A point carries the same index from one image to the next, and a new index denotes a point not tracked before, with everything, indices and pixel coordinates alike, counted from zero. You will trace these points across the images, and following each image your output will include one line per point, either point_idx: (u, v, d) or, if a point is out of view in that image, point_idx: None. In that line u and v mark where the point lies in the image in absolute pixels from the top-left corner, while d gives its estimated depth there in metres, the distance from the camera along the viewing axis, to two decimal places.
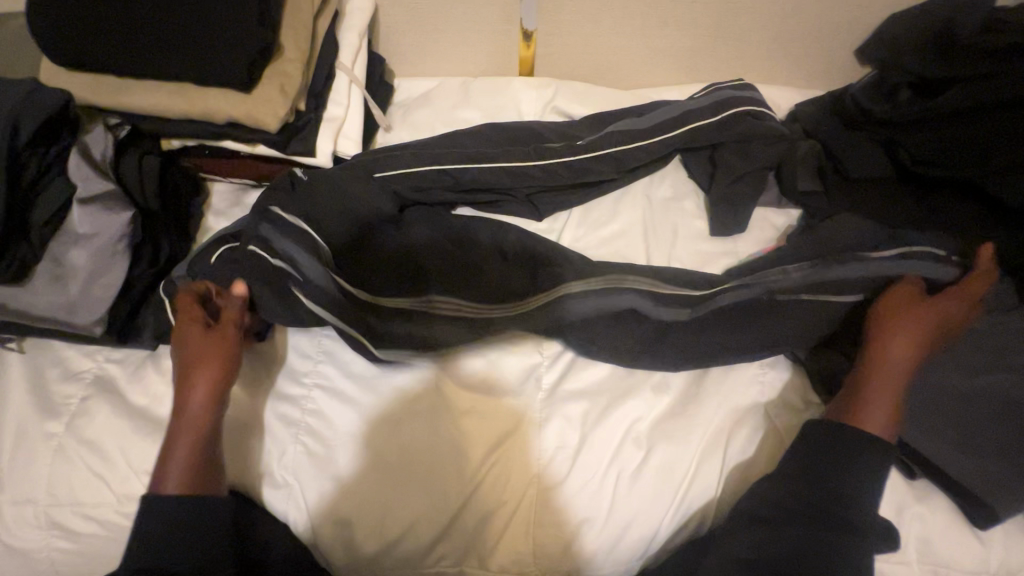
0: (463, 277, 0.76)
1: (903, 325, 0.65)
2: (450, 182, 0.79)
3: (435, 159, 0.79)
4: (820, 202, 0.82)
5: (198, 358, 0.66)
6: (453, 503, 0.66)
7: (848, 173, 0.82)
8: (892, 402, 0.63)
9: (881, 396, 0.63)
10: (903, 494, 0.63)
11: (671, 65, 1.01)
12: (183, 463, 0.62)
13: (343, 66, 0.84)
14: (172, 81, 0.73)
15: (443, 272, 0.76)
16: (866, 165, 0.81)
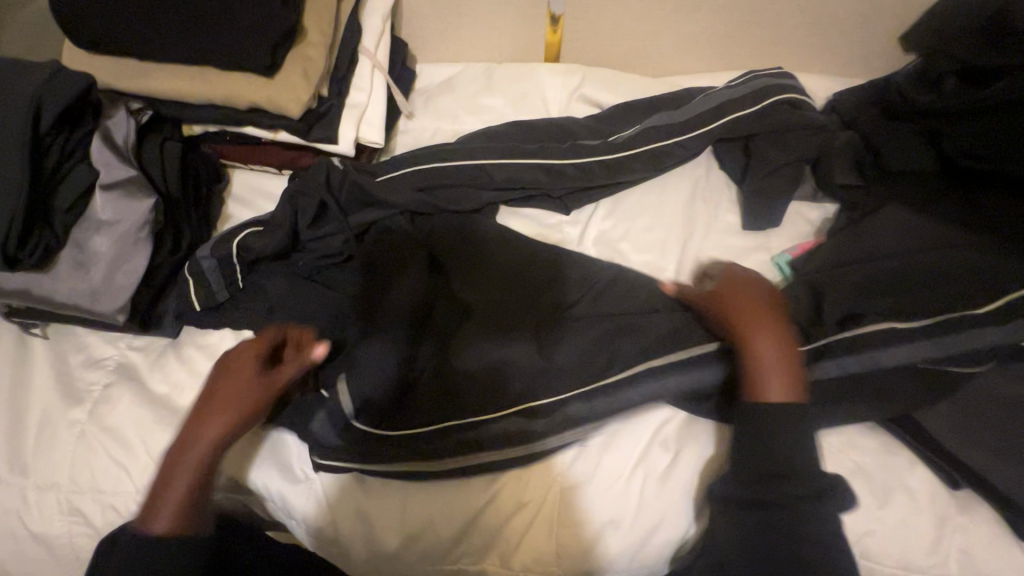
0: (476, 276, 0.74)
1: (732, 296, 0.63)
2: (470, 179, 0.78)
3: (461, 152, 0.79)
4: (869, 198, 0.76)
5: (231, 393, 0.60)
6: (473, 502, 0.65)
7: (882, 168, 0.78)
8: (784, 365, 0.58)
9: (763, 362, 0.59)
10: (946, 504, 0.59)
11: (704, 52, 0.97)
12: (180, 502, 0.57)
13: (366, 50, 0.82)
14: (193, 65, 0.71)
15: (458, 275, 0.74)
16: (908, 159, 0.77)
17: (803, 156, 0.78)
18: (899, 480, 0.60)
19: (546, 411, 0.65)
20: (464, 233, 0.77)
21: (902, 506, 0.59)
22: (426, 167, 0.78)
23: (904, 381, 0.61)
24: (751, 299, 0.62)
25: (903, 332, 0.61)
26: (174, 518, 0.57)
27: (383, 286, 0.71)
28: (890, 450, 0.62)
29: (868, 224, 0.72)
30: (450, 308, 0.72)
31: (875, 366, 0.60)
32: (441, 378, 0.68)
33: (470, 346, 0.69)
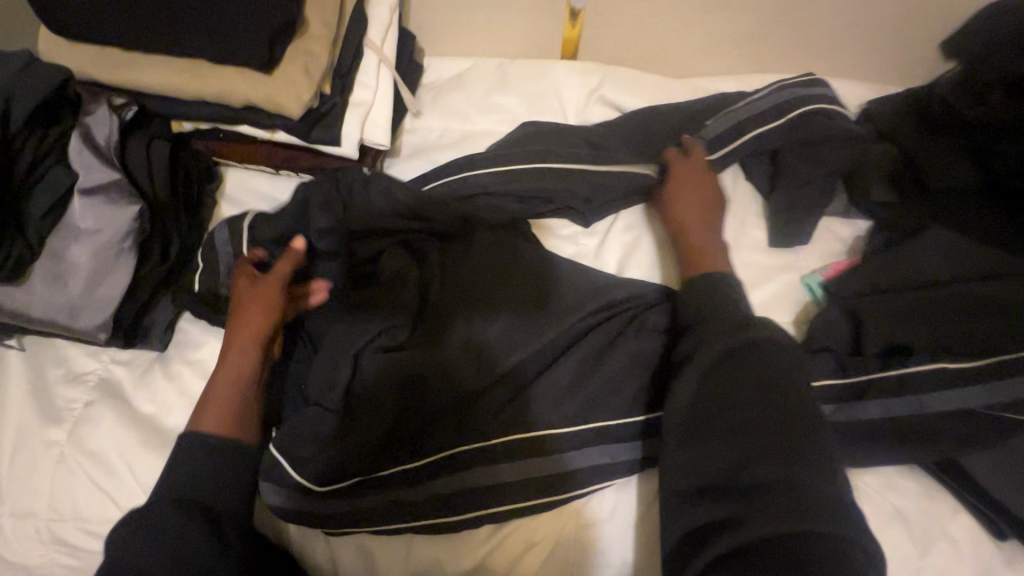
0: (488, 286, 0.66)
1: (684, 186, 0.73)
2: (488, 192, 0.74)
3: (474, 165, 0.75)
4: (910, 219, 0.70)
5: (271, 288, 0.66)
6: (483, 542, 0.61)
7: (927, 189, 0.72)
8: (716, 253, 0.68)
9: (714, 266, 0.67)
10: (990, 556, 0.55)
11: (730, 53, 0.91)
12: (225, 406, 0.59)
13: (372, 43, 0.76)
14: (183, 57, 0.65)
15: (468, 284, 0.67)
16: (955, 180, 0.71)
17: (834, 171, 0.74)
18: (940, 526, 0.56)
19: (566, 463, 0.60)
20: (469, 241, 0.70)
21: (942, 554, 0.55)
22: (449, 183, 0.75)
23: (946, 426, 0.57)
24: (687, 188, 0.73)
25: (950, 381, 0.58)
26: (221, 423, 0.58)
27: (395, 312, 0.64)
28: (931, 494, 0.58)
29: (910, 248, 0.67)
30: (464, 322, 0.65)
31: (922, 412, 0.58)
32: (455, 404, 0.62)
33: (487, 360, 0.63)
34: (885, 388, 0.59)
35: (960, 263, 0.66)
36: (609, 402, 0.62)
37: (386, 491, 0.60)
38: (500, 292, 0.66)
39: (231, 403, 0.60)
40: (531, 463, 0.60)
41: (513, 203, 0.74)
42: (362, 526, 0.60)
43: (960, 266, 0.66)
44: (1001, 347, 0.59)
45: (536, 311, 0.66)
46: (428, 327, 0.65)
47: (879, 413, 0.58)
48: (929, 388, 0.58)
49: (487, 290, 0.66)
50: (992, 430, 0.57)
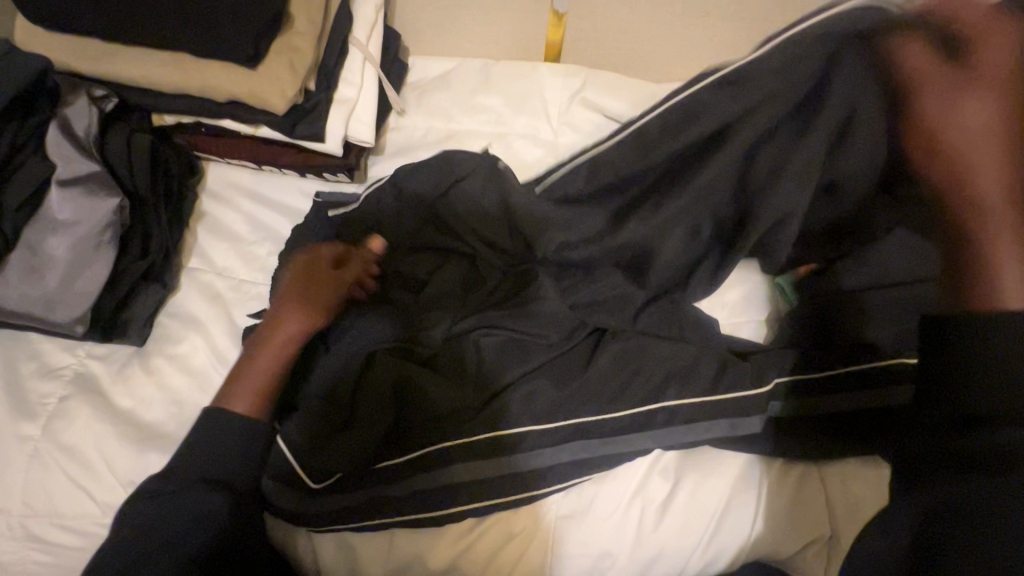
0: (466, 296, 0.69)
1: (957, 131, 0.47)
2: (467, 197, 0.71)
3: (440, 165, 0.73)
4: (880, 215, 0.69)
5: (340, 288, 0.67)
6: (464, 533, 0.62)
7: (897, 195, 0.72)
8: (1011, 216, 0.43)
9: (995, 243, 0.43)
10: None
11: (708, 59, 0.94)
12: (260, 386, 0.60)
13: (357, 41, 0.77)
14: (163, 50, 0.65)
15: (449, 290, 0.69)
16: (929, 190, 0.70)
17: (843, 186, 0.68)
18: None
19: (544, 457, 0.61)
20: (450, 256, 0.72)
21: None
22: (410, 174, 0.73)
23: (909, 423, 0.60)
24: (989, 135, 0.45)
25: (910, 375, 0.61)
26: (255, 402, 0.60)
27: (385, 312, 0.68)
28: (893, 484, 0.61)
29: (888, 246, 0.67)
30: (445, 329, 0.66)
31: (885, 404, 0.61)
32: (436, 406, 0.62)
33: (464, 364, 0.65)
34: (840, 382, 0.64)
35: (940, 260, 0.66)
36: (589, 397, 0.63)
37: (372, 487, 0.62)
38: (487, 295, 0.69)
39: (265, 384, 0.61)
40: (513, 457, 0.61)
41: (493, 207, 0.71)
42: (350, 519, 0.62)
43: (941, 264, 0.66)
44: None
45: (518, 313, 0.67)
46: (408, 333, 0.66)
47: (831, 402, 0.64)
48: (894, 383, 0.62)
49: (470, 291, 0.69)
50: None
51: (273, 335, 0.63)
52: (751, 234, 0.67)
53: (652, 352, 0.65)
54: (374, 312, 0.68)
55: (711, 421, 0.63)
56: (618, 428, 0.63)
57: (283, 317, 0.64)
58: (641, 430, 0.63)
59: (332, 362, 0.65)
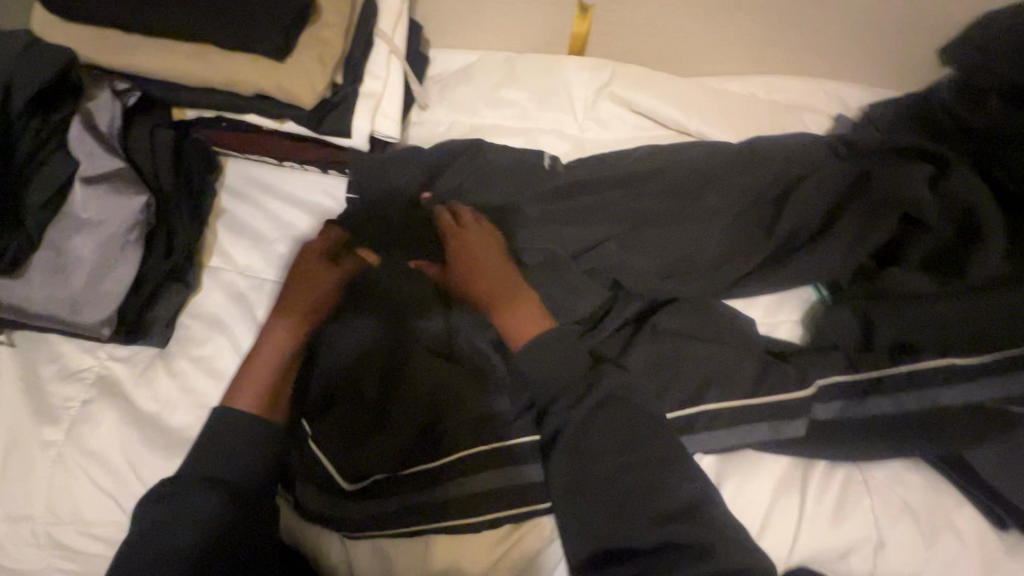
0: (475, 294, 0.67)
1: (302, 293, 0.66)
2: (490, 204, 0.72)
3: (461, 170, 0.73)
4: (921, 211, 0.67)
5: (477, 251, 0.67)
6: (500, 538, 0.61)
7: (945, 188, 0.68)
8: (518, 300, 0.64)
9: (510, 312, 0.64)
10: (991, 546, 0.57)
11: (735, 53, 0.92)
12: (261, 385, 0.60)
13: (383, 33, 0.74)
14: (187, 43, 0.62)
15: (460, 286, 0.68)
16: (976, 186, 0.66)
17: (875, 201, 0.68)
18: (947, 519, 0.58)
19: None
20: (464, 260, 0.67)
21: (949, 545, 0.57)
22: (428, 172, 0.73)
23: (955, 421, 0.59)
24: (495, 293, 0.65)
25: (957, 377, 0.59)
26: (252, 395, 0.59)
27: (412, 312, 0.66)
28: (938, 487, 0.60)
29: (921, 248, 0.67)
30: (472, 329, 0.66)
31: (931, 406, 0.59)
32: (467, 407, 0.61)
33: (494, 368, 0.64)
34: (890, 382, 0.60)
35: (992, 250, 0.63)
36: None
37: (400, 494, 0.60)
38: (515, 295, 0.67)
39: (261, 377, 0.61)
40: (553, 458, 0.60)
41: (507, 211, 0.72)
42: (376, 525, 0.60)
43: (1000, 258, 0.63)
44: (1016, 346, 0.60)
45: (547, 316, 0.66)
46: (427, 339, 0.66)
47: (876, 402, 0.60)
48: (945, 386, 0.59)
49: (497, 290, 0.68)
50: (994, 424, 0.59)
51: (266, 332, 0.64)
52: (784, 269, 0.68)
53: (693, 353, 0.63)
54: (389, 315, 0.66)
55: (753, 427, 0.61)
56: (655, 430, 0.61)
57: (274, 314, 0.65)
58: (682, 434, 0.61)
59: (354, 367, 0.64)
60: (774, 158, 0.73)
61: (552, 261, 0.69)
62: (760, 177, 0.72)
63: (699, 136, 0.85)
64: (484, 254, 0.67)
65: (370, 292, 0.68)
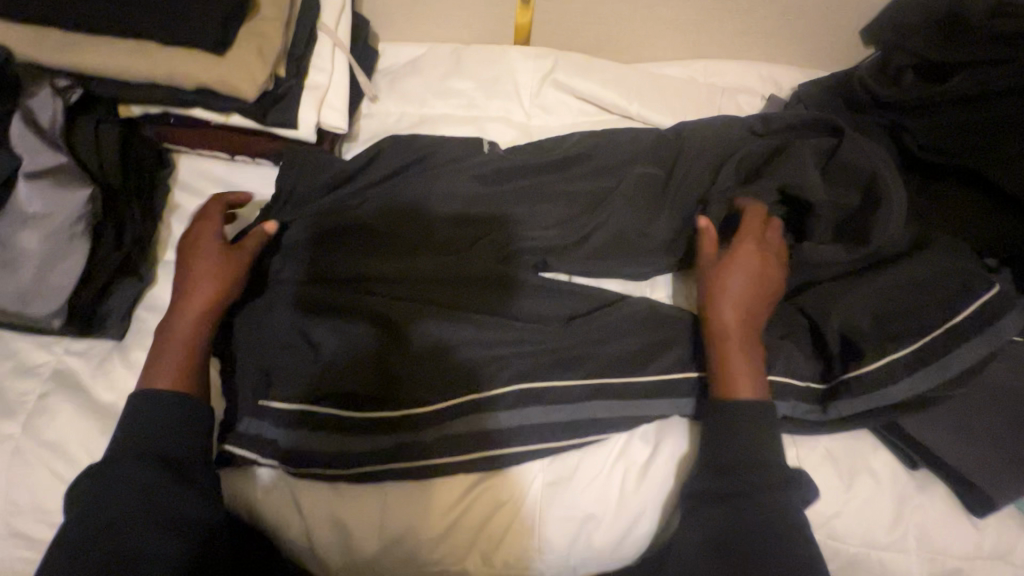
0: (436, 272, 0.70)
1: (207, 279, 0.65)
2: (432, 195, 0.74)
3: (395, 165, 0.77)
4: (840, 181, 0.71)
5: (764, 295, 0.65)
6: (451, 506, 0.64)
7: (843, 158, 0.71)
8: (752, 365, 0.62)
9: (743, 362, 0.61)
10: (904, 484, 0.62)
11: (673, 40, 0.96)
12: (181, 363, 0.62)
13: (326, 27, 0.77)
14: (126, 40, 0.64)
15: (414, 266, 0.70)
16: (869, 154, 0.70)
17: (775, 181, 0.71)
18: (865, 463, 0.63)
19: (523, 429, 0.64)
20: (410, 249, 0.72)
21: (865, 485, 0.61)
22: (361, 165, 0.76)
23: (880, 385, 0.61)
24: (747, 367, 0.61)
25: (873, 335, 0.63)
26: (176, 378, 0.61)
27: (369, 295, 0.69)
28: (858, 435, 0.64)
29: (823, 228, 0.70)
30: (428, 325, 0.67)
31: (852, 367, 0.63)
32: (426, 387, 0.65)
33: (450, 350, 0.67)
34: (799, 351, 0.66)
35: (890, 217, 0.66)
36: (567, 367, 0.66)
37: (350, 467, 0.63)
38: (468, 273, 0.70)
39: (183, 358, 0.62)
40: (493, 425, 0.64)
41: (453, 200, 0.74)
42: (330, 494, 0.64)
43: (900, 226, 0.66)
44: (934, 303, 0.63)
45: (497, 295, 0.70)
46: (390, 331, 0.67)
47: (793, 374, 0.64)
48: (863, 338, 0.63)
49: (450, 269, 0.70)
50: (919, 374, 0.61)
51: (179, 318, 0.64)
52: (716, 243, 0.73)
53: (622, 326, 0.69)
54: (339, 309, 0.68)
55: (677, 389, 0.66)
56: (583, 393, 0.65)
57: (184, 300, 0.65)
58: (623, 400, 0.65)
59: (314, 365, 0.66)
60: (707, 138, 0.77)
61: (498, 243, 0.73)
62: (695, 156, 0.76)
63: (641, 119, 0.89)
64: (753, 292, 0.64)
65: (321, 296, 0.68)
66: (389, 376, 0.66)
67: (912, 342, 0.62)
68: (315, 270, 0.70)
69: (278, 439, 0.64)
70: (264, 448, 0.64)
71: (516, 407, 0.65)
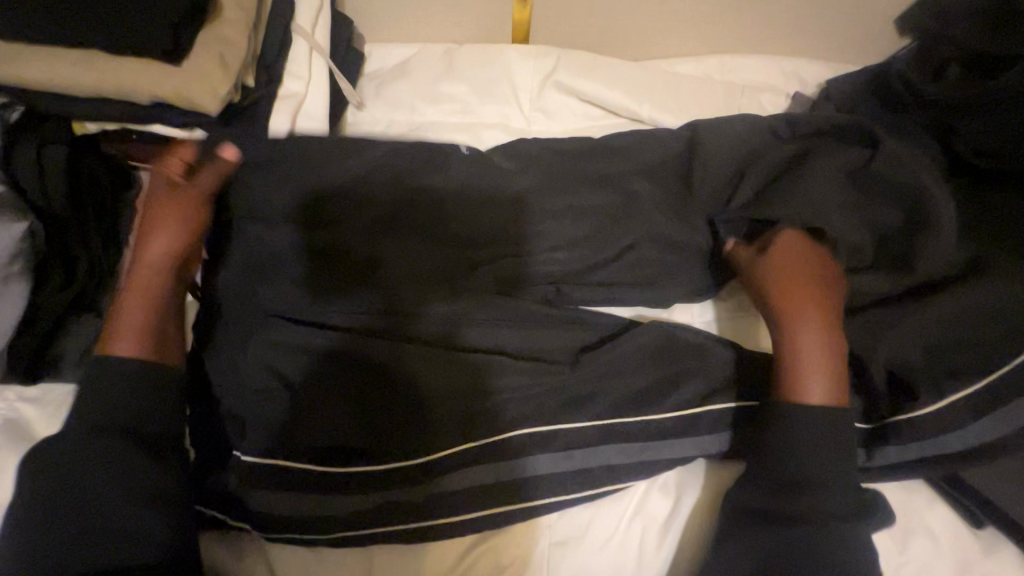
0: (437, 302, 0.61)
1: (161, 227, 0.62)
2: (450, 177, 0.65)
3: (394, 139, 0.66)
4: (895, 188, 0.61)
5: (825, 291, 0.60)
6: (445, 572, 0.56)
7: (878, 173, 0.62)
8: (829, 365, 0.56)
9: (814, 358, 0.56)
10: (968, 547, 0.53)
11: (687, 35, 0.88)
12: (144, 323, 0.58)
13: (301, 29, 0.69)
14: (70, 49, 0.57)
15: (408, 298, 0.61)
16: (911, 166, 0.60)
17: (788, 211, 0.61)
18: (920, 521, 0.54)
19: (526, 483, 0.57)
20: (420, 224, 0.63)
21: (922, 549, 0.53)
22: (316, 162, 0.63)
23: (934, 432, 0.53)
24: (829, 369, 0.56)
25: (928, 373, 0.55)
26: (138, 345, 0.57)
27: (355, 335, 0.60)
28: (912, 487, 0.56)
29: (844, 257, 0.61)
30: (440, 314, 0.61)
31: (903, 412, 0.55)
32: (445, 388, 0.58)
33: (448, 397, 0.58)
34: (840, 387, 0.58)
35: (940, 241, 0.58)
36: (576, 409, 0.58)
37: (330, 530, 0.56)
38: (472, 306, 0.61)
39: (146, 322, 0.58)
40: (492, 479, 0.56)
41: (456, 215, 0.63)
42: (309, 558, 0.57)
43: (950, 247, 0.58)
44: (998, 337, 0.54)
45: (505, 330, 0.61)
46: (402, 321, 0.60)
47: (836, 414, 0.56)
48: (916, 377, 0.55)
49: (452, 299, 0.61)
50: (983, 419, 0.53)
51: (139, 276, 0.60)
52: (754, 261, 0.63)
53: (639, 358, 0.60)
54: (309, 346, 0.59)
55: (699, 433, 0.58)
56: (593, 440, 0.57)
57: (150, 242, 0.61)
58: (639, 448, 0.57)
59: (311, 352, 0.59)
60: (734, 138, 0.66)
61: (505, 267, 0.64)
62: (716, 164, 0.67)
63: (653, 123, 0.80)
64: (814, 278, 0.60)
65: (320, 272, 0.61)
66: (374, 424, 0.58)
67: (969, 380, 0.54)
68: (292, 302, 0.60)
69: (248, 499, 0.56)
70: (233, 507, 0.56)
71: (517, 458, 0.57)
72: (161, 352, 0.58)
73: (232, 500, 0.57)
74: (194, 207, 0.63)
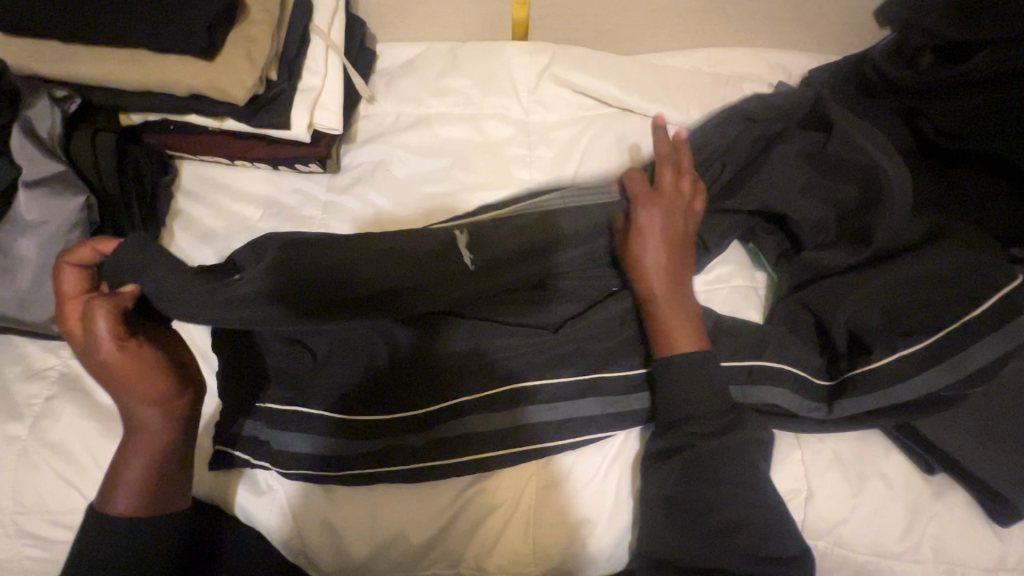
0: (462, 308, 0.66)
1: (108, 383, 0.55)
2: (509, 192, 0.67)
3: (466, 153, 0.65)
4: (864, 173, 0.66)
5: (684, 241, 0.65)
6: (443, 509, 0.63)
7: (833, 155, 0.67)
8: (684, 313, 0.62)
9: (674, 309, 0.62)
10: (919, 491, 0.58)
11: (676, 29, 0.93)
12: (137, 493, 0.56)
13: (319, 29, 0.77)
14: (120, 47, 0.65)
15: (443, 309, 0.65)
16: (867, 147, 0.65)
17: (752, 196, 0.68)
18: (876, 467, 0.59)
19: (516, 431, 0.63)
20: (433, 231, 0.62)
21: (878, 493, 0.58)
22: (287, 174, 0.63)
23: (888, 384, 0.58)
24: (674, 320, 0.61)
25: (887, 334, 0.60)
26: (136, 499, 0.57)
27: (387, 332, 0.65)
28: (868, 438, 0.61)
29: (810, 234, 0.67)
30: (466, 328, 0.66)
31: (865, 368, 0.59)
32: (451, 362, 0.65)
33: (470, 372, 0.64)
34: (803, 346, 0.63)
35: (896, 214, 0.63)
36: (562, 366, 0.64)
37: (340, 468, 0.63)
38: (497, 308, 0.67)
39: (143, 480, 0.57)
40: (487, 428, 0.63)
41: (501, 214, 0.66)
42: (322, 494, 0.64)
43: (906, 218, 0.63)
44: (951, 298, 0.59)
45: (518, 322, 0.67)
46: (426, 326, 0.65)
47: (801, 368, 0.62)
48: (873, 334, 0.60)
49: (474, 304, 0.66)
50: (935, 374, 0.57)
51: (120, 465, 0.57)
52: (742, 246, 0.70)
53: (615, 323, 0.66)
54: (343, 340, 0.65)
55: None
56: (577, 393, 0.63)
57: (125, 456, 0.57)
58: (619, 399, 0.64)
59: (340, 341, 0.65)
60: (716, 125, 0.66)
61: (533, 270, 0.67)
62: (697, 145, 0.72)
63: (641, 112, 0.86)
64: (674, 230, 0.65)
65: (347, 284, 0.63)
66: (382, 377, 0.65)
67: (922, 337, 0.58)
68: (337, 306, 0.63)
69: (271, 439, 0.64)
70: (256, 448, 0.64)
71: (510, 411, 0.63)
72: (167, 502, 0.59)
73: (256, 442, 0.64)
74: (114, 338, 0.54)
